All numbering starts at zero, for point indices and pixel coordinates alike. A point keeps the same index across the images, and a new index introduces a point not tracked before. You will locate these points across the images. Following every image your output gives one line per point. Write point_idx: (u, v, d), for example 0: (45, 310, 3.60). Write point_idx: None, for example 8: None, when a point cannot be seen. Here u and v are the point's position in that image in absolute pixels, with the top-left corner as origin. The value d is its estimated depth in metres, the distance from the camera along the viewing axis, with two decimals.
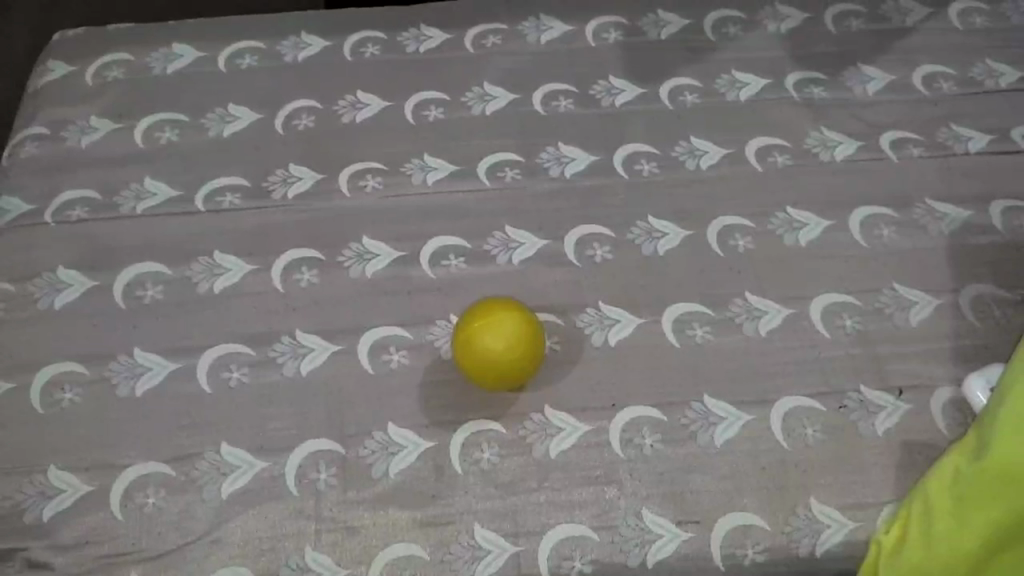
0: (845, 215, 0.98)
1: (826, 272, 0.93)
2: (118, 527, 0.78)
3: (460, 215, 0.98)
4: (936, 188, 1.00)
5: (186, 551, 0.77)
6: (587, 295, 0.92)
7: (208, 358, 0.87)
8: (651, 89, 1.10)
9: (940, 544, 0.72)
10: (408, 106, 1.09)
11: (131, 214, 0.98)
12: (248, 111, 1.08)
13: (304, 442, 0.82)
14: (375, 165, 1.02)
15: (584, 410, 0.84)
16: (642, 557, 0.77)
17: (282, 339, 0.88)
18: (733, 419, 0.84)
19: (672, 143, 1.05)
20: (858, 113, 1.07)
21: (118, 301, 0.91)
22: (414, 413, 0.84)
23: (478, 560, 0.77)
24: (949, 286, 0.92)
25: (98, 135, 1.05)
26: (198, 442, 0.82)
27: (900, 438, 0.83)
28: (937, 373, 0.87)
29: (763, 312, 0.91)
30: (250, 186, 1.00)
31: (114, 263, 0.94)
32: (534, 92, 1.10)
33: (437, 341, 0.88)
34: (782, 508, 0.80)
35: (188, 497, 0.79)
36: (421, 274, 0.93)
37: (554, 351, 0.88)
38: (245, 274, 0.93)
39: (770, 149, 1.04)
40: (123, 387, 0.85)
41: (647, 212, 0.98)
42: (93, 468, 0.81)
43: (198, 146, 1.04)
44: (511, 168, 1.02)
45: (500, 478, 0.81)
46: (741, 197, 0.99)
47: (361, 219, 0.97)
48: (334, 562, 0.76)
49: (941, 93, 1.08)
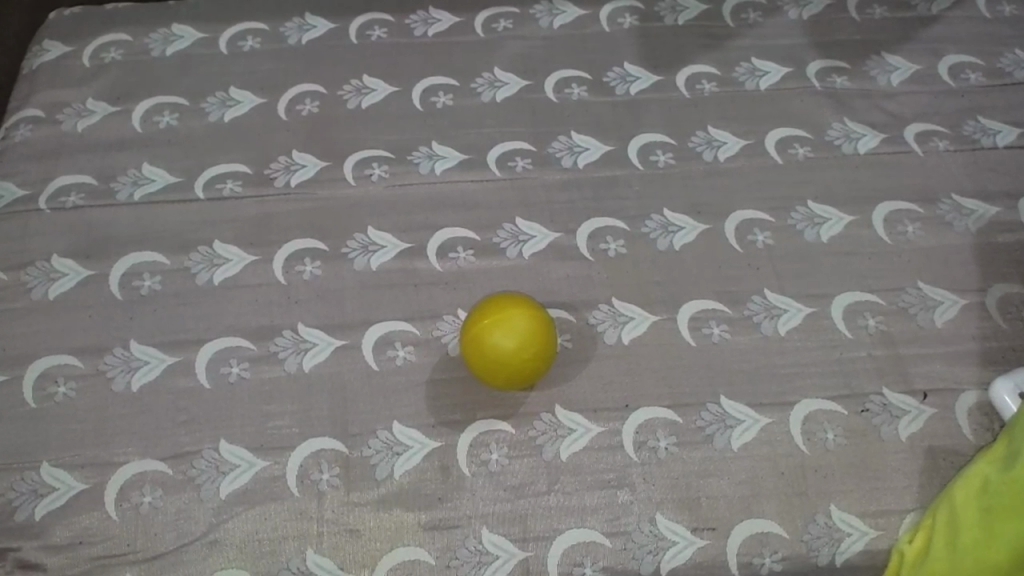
0: (867, 210, 0.94)
1: (848, 269, 0.90)
2: (113, 527, 0.75)
3: (468, 206, 0.94)
4: (962, 183, 0.96)
5: (183, 552, 0.74)
6: (600, 290, 0.89)
7: (207, 353, 0.84)
8: (667, 77, 1.06)
9: (965, 555, 0.69)
10: (415, 92, 1.05)
11: (128, 201, 0.94)
12: (249, 96, 1.05)
13: (305, 440, 0.79)
14: (381, 153, 0.99)
15: (596, 410, 0.81)
16: (655, 564, 0.74)
17: (284, 334, 0.85)
18: (751, 422, 0.81)
19: (688, 133, 1.01)
20: (881, 104, 1.03)
21: (115, 291, 0.88)
22: (420, 411, 0.81)
23: (484, 565, 0.74)
24: (976, 285, 0.89)
25: (94, 119, 1.02)
26: (196, 440, 0.79)
27: (923, 444, 0.80)
28: (962, 376, 0.84)
29: (783, 310, 0.87)
30: (252, 174, 0.97)
31: (111, 251, 0.91)
32: (546, 79, 1.06)
33: (444, 337, 0.85)
34: (800, 515, 0.77)
35: (186, 496, 0.76)
36: (428, 267, 0.90)
37: (565, 349, 0.85)
38: (246, 264, 0.90)
39: (790, 140, 1.00)
40: (119, 382, 0.82)
41: (662, 205, 0.95)
42: (87, 466, 0.78)
43: (198, 131, 1.01)
44: (522, 157, 0.99)
45: (508, 481, 0.78)
46: (759, 190, 0.96)
47: (367, 209, 0.94)
48: (336, 566, 0.74)
49: (967, 84, 1.05)
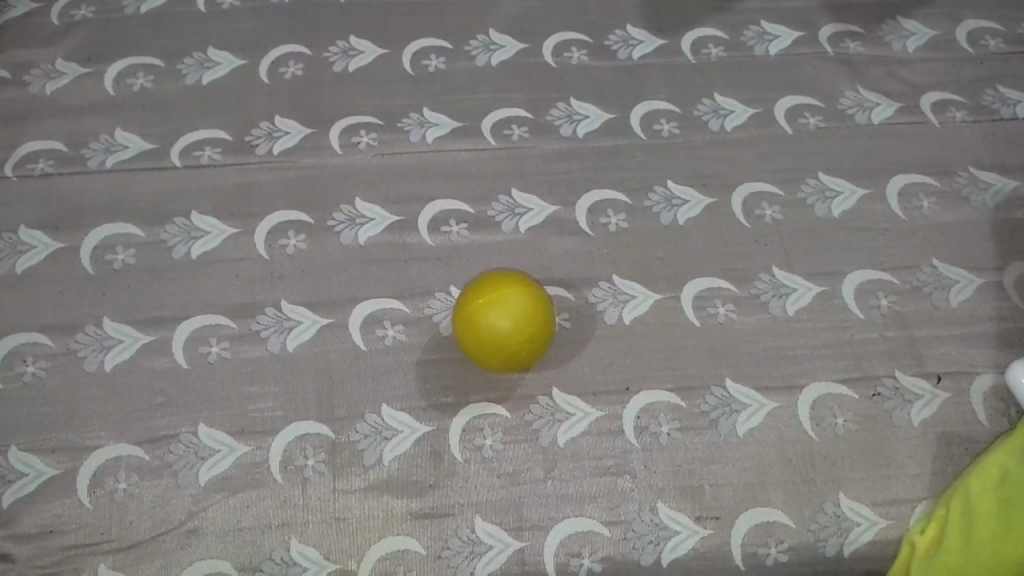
0: (881, 184, 0.90)
1: (860, 246, 0.86)
2: (86, 515, 0.71)
3: (461, 177, 0.90)
4: (980, 155, 0.92)
5: (160, 542, 0.70)
6: (600, 267, 0.84)
7: (185, 332, 0.80)
8: (672, 41, 1.01)
9: (981, 549, 0.67)
10: (407, 55, 0.99)
11: (100, 169, 0.89)
12: (229, 57, 0.99)
13: (290, 425, 0.75)
14: (369, 120, 0.94)
15: (595, 393, 0.77)
16: (656, 555, 0.71)
17: (266, 312, 0.81)
18: (758, 407, 0.77)
19: (693, 100, 0.96)
20: (896, 71, 0.98)
21: (86, 264, 0.83)
22: (411, 394, 0.77)
23: (478, 556, 0.70)
24: (994, 263, 0.85)
25: (64, 80, 0.96)
26: (173, 423, 0.75)
27: (936, 430, 0.77)
28: (978, 358, 0.80)
29: (791, 289, 0.83)
30: (232, 141, 0.92)
31: (83, 222, 0.85)
32: (544, 41, 1.01)
33: (436, 316, 0.81)
34: (808, 504, 0.73)
35: (163, 483, 0.72)
36: (419, 242, 0.85)
37: (564, 329, 0.81)
38: (226, 238, 0.85)
39: (801, 109, 0.95)
40: (91, 361, 0.78)
41: (667, 177, 0.90)
42: (58, 450, 0.74)
43: (175, 95, 0.95)
44: (518, 125, 0.94)
45: (504, 467, 0.74)
46: (768, 162, 0.91)
47: (355, 178, 0.89)
48: (321, 556, 0.70)
49: (986, 52, 1.00)
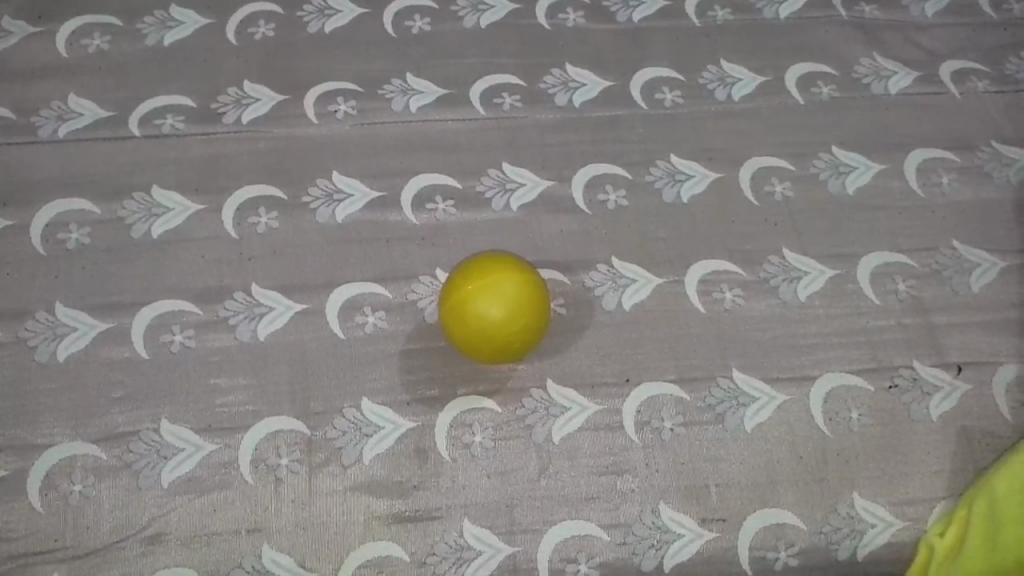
0: (898, 158, 0.84)
1: (876, 226, 0.80)
2: (37, 521, 0.65)
3: (448, 149, 0.83)
4: (1003, 129, 0.86)
5: (120, 549, 0.64)
6: (598, 248, 0.78)
7: (145, 319, 0.73)
8: (674, 2, 0.94)
9: (1007, 551, 0.62)
10: (389, 15, 0.92)
11: (51, 139, 0.82)
12: (194, 16, 0.91)
13: (261, 421, 0.69)
14: (348, 86, 0.86)
15: (593, 386, 0.72)
16: (657, 560, 0.66)
17: (235, 297, 0.74)
18: (767, 400, 0.72)
19: (698, 67, 0.89)
20: (915, 37, 0.92)
21: (37, 244, 0.76)
22: (394, 387, 0.71)
23: (466, 562, 0.65)
24: (1018, 244, 0.80)
25: (12, 40, 0.88)
26: (133, 419, 0.69)
27: (957, 424, 0.72)
28: (1001, 347, 0.75)
29: (802, 273, 0.77)
30: (197, 108, 0.84)
31: (32, 197, 0.78)
32: (539, 2, 0.93)
33: (421, 302, 0.75)
34: (819, 504, 0.68)
35: (121, 485, 0.66)
36: (402, 220, 0.79)
37: (559, 316, 0.75)
38: (191, 215, 0.78)
39: (813, 78, 0.89)
40: (44, 351, 0.71)
41: (670, 151, 0.84)
42: (6, 450, 0.67)
43: (135, 58, 0.88)
44: (510, 93, 0.87)
45: (494, 466, 0.68)
46: (778, 134, 0.85)
47: (333, 150, 0.82)
48: (296, 563, 0.64)
49: (1010, 17, 0.94)
